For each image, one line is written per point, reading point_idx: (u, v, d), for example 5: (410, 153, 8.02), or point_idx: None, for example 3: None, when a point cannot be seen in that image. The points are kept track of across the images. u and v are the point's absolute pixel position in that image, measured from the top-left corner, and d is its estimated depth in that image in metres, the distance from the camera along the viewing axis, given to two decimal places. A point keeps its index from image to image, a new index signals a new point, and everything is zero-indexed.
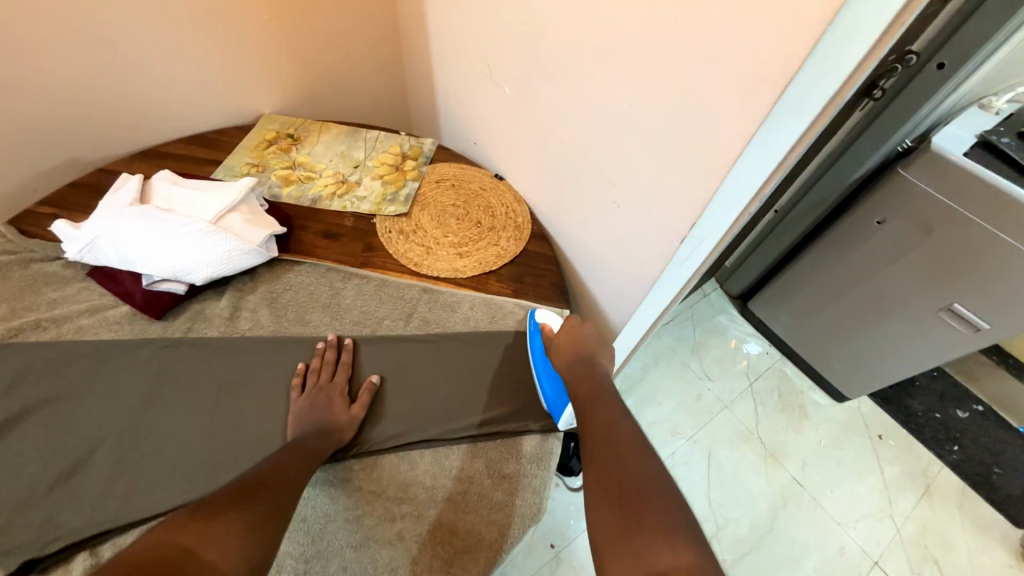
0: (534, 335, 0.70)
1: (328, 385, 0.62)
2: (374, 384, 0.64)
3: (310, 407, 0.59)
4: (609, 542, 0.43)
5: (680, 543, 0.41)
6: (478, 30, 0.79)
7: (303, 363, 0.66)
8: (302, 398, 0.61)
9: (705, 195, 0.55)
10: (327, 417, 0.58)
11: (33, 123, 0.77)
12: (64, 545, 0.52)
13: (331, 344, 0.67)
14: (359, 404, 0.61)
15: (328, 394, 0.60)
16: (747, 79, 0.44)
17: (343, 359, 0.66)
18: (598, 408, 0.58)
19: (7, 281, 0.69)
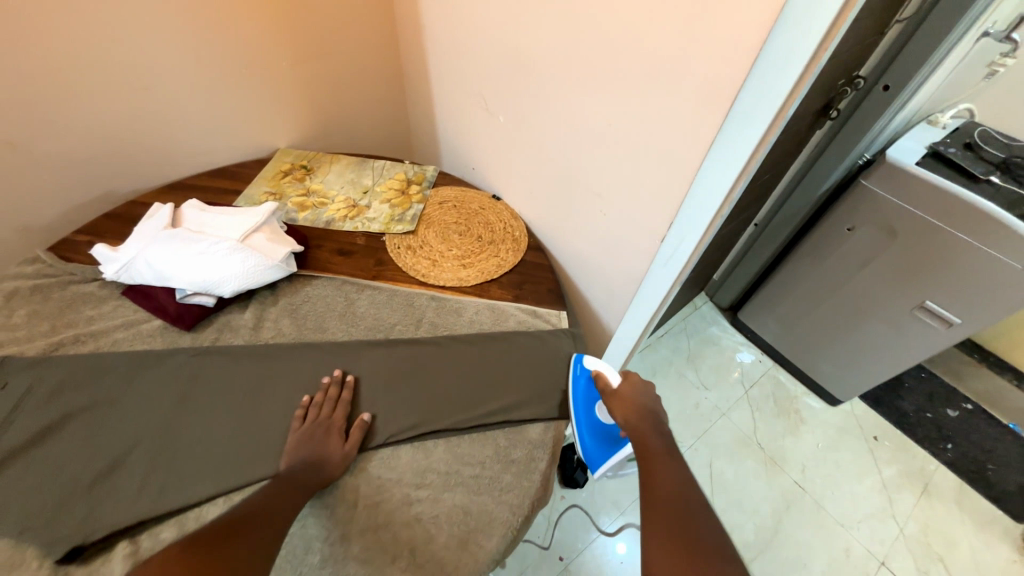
0: (582, 382, 0.72)
1: (326, 420, 0.63)
2: (364, 421, 0.64)
3: (307, 438, 0.61)
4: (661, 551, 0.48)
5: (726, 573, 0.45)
6: (475, 69, 0.90)
7: (308, 396, 0.67)
8: (301, 429, 0.62)
9: (679, 199, 0.63)
10: (321, 451, 0.60)
11: (75, 159, 0.87)
12: (106, 534, 0.53)
13: (335, 379, 0.68)
14: (351, 442, 0.62)
15: (326, 429, 0.62)
16: (704, 97, 0.54)
17: (344, 395, 0.66)
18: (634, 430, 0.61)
19: (49, 302, 0.75)
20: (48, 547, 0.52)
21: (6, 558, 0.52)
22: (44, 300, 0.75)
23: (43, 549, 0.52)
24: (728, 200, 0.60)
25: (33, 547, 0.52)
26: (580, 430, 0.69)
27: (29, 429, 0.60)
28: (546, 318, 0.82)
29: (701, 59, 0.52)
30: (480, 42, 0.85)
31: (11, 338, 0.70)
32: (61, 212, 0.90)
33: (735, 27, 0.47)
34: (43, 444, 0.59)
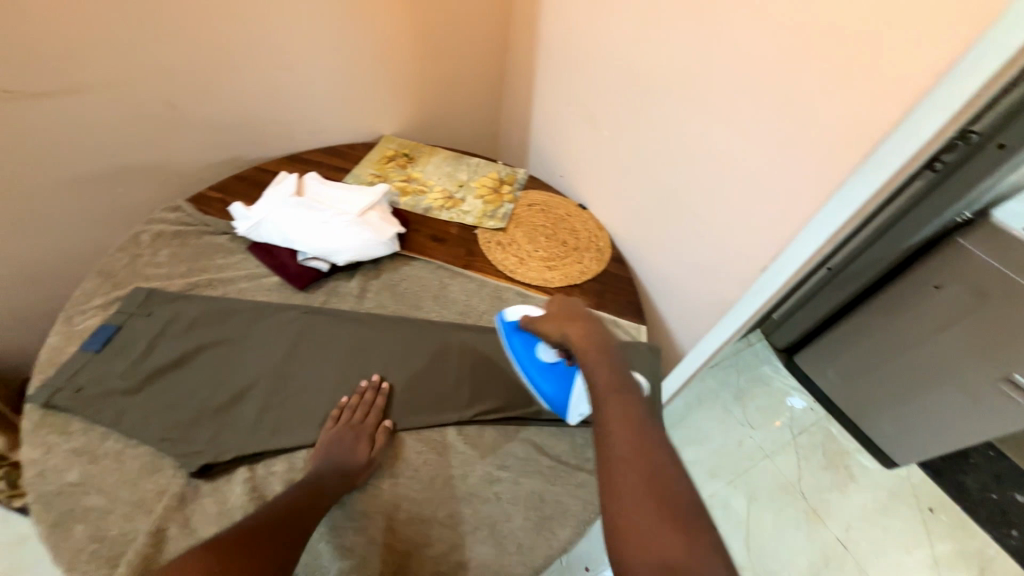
0: (511, 335, 0.71)
1: (358, 425, 0.64)
2: (390, 428, 0.65)
3: (337, 441, 0.61)
4: (637, 543, 0.42)
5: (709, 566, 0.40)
6: (586, 82, 0.94)
7: (344, 397, 0.68)
8: (333, 430, 0.63)
9: (789, 233, 0.65)
10: (348, 457, 0.60)
11: (218, 123, 0.97)
12: (231, 458, 0.60)
13: (372, 385, 0.69)
14: (376, 450, 0.62)
15: (357, 434, 0.62)
16: (840, 139, 0.55)
17: (378, 402, 0.67)
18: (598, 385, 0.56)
19: (187, 246, 0.84)
20: (187, 460, 0.59)
21: (147, 462, 0.60)
22: (182, 245, 0.84)
23: (178, 461, 0.59)
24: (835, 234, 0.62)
25: (170, 458, 0.60)
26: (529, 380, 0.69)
27: (169, 355, 0.68)
28: (625, 329, 0.85)
29: (845, 102, 0.54)
30: (598, 59, 0.89)
31: (155, 274, 0.79)
32: (196, 169, 1.01)
33: (890, 75, 0.48)
34: (179, 370, 0.67)
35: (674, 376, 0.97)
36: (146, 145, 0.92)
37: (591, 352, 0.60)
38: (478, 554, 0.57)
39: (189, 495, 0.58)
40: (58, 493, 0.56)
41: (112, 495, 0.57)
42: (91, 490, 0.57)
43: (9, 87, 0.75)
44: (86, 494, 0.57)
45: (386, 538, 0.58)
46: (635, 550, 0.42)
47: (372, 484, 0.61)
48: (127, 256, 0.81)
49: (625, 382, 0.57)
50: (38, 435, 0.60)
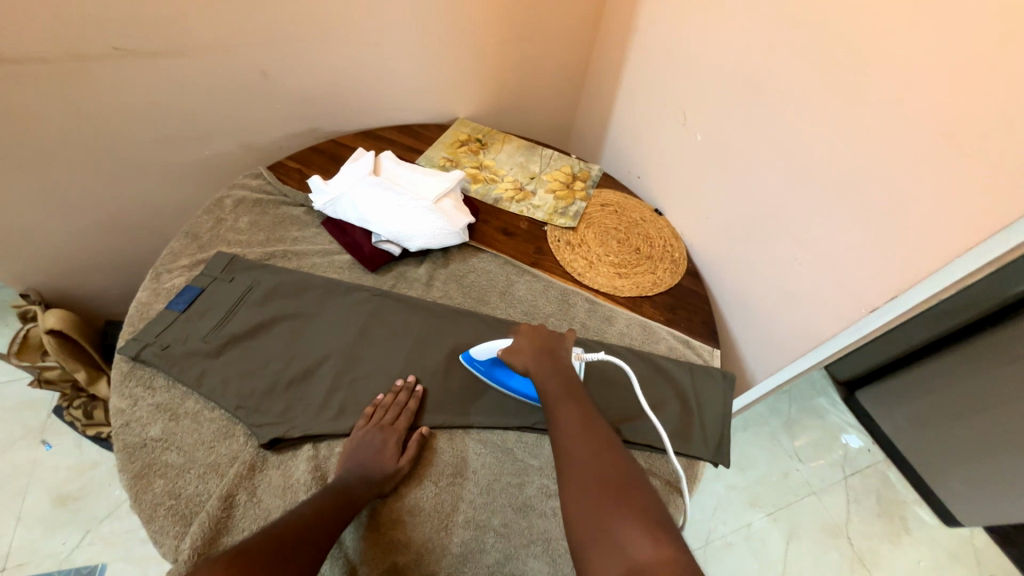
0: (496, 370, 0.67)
1: (389, 427, 0.62)
2: (423, 436, 0.63)
3: (366, 445, 0.60)
4: (592, 547, 0.44)
5: (660, 539, 0.42)
6: (683, 82, 0.87)
7: (378, 395, 0.66)
8: (364, 431, 0.61)
9: (915, 275, 0.58)
10: (377, 462, 0.58)
11: (303, 94, 0.98)
12: (299, 435, 0.61)
13: (406, 385, 0.67)
14: (407, 457, 0.60)
15: (385, 438, 0.60)
16: (1006, 179, 0.48)
17: (410, 405, 0.65)
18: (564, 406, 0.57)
19: (267, 215, 0.86)
20: (259, 430, 0.61)
21: (222, 426, 0.62)
22: (262, 213, 0.86)
23: (250, 430, 0.61)
24: (963, 280, 0.56)
25: (242, 425, 0.62)
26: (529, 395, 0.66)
27: (246, 323, 0.70)
28: (698, 351, 0.80)
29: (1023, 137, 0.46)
30: (700, 58, 0.83)
31: (236, 240, 0.81)
32: (277, 137, 1.02)
33: None
34: (254, 339, 0.69)
35: (741, 399, 0.93)
36: (236, 110, 0.94)
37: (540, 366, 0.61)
38: (532, 570, 0.56)
39: (258, 465, 0.60)
40: (142, 445, 0.59)
41: (189, 454, 0.59)
42: (170, 447, 0.59)
43: (123, 45, 0.78)
44: (166, 449, 0.59)
45: (440, 539, 0.57)
46: (591, 557, 0.43)
47: (430, 480, 0.61)
48: (212, 219, 0.83)
49: (576, 387, 0.59)
50: (127, 386, 0.63)
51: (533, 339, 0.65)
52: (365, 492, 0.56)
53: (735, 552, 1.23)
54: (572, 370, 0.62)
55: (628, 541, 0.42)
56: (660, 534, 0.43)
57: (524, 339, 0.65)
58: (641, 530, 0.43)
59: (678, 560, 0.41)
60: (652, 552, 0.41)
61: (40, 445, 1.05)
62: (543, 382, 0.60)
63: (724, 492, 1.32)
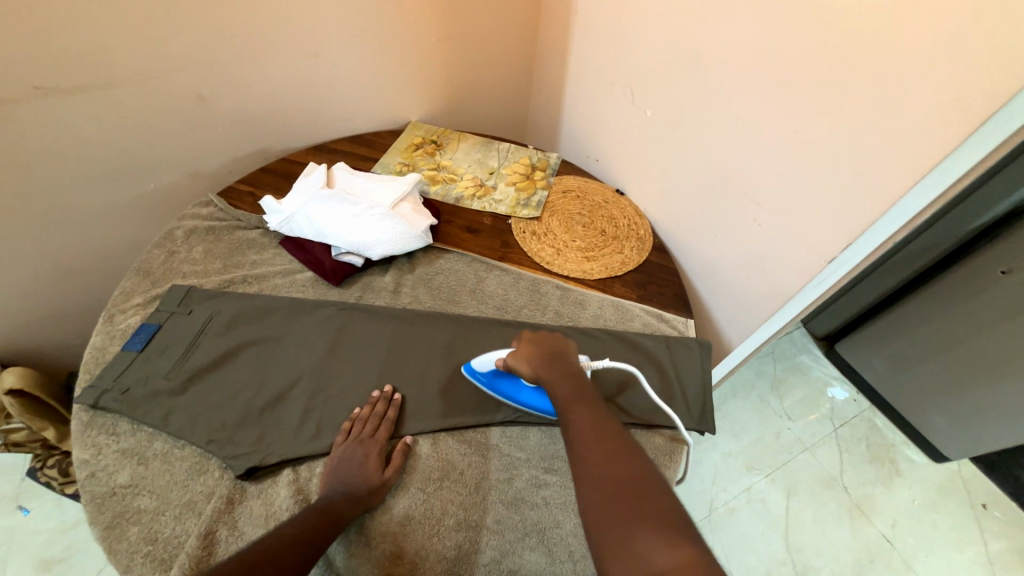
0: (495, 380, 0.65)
1: (369, 440, 0.60)
2: (406, 444, 0.62)
3: (347, 460, 0.58)
4: (610, 550, 0.40)
5: (681, 542, 0.39)
6: (627, 59, 0.88)
7: (355, 410, 0.65)
8: (343, 448, 0.60)
9: (869, 219, 0.59)
10: (360, 477, 0.57)
11: (246, 115, 0.96)
12: (277, 460, 0.60)
13: (384, 395, 0.66)
14: (392, 468, 0.59)
15: (366, 451, 0.59)
16: (939, 114, 0.50)
17: (389, 414, 0.64)
18: (578, 411, 0.53)
19: (221, 242, 0.83)
20: (233, 462, 0.59)
21: (195, 463, 0.59)
22: (216, 241, 0.83)
23: (225, 463, 0.59)
24: (911, 220, 0.58)
25: (216, 459, 0.60)
26: (532, 406, 0.64)
27: (210, 355, 0.67)
28: (672, 323, 0.80)
29: (948, 72, 0.48)
30: (640, 36, 0.84)
31: (191, 271, 0.78)
32: (225, 162, 1.00)
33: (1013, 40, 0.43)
34: (220, 369, 0.67)
35: (720, 367, 0.94)
36: (177, 138, 0.91)
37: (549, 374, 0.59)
38: (529, 562, 0.55)
39: (237, 497, 0.58)
40: (111, 494, 0.57)
41: (162, 496, 0.57)
42: (141, 492, 0.57)
43: (44, 83, 0.74)
44: (137, 495, 0.57)
45: (433, 545, 0.56)
46: (610, 561, 0.40)
47: (417, 487, 0.60)
48: (163, 254, 0.80)
49: (587, 391, 0.56)
50: (89, 436, 0.61)
51: (549, 348, 0.62)
52: (352, 509, 0.55)
53: (738, 517, 1.25)
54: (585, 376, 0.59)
55: (647, 543, 0.39)
56: (684, 538, 0.40)
57: (527, 344, 0.63)
58: (660, 531, 0.40)
59: (701, 560, 0.38)
60: (674, 554, 0.38)
61: (15, 510, 1.00)
62: (554, 386, 0.57)
63: (721, 460, 1.34)
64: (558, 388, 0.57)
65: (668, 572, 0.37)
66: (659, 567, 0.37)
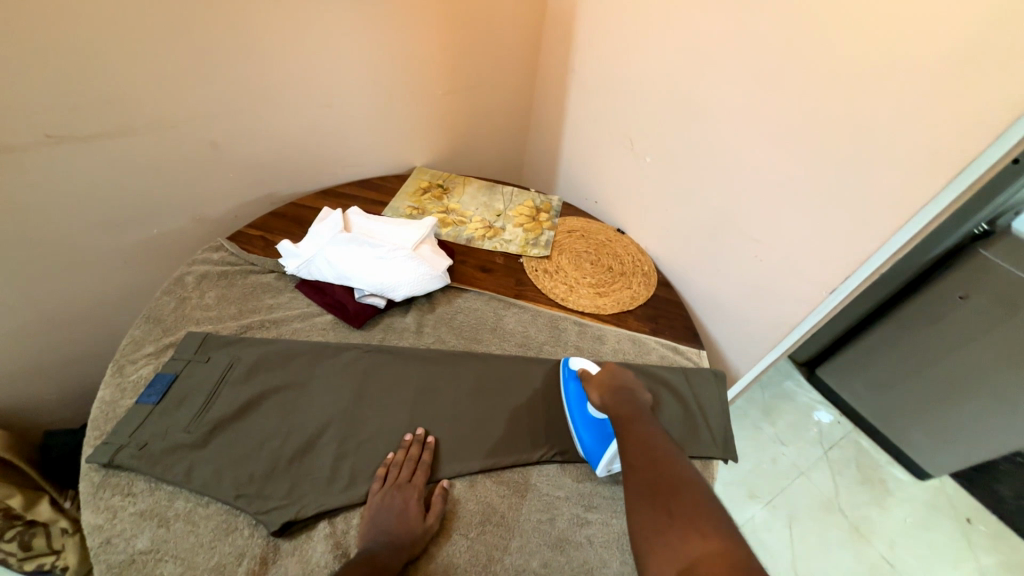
0: (570, 380, 0.73)
1: (408, 484, 0.59)
2: (444, 488, 0.61)
3: (389, 507, 0.57)
4: (647, 540, 0.47)
5: (711, 535, 0.45)
6: (624, 112, 0.96)
7: (389, 455, 0.63)
8: (382, 495, 0.58)
9: (864, 253, 0.65)
10: (402, 524, 0.55)
11: (256, 161, 0.97)
12: (312, 513, 0.57)
13: (416, 438, 0.65)
14: (433, 513, 0.58)
15: (406, 497, 0.58)
16: (921, 164, 0.57)
17: (424, 457, 0.63)
18: (631, 425, 0.61)
19: (235, 287, 0.82)
20: (266, 518, 0.56)
21: (222, 522, 0.56)
22: (229, 286, 0.82)
23: (255, 519, 0.56)
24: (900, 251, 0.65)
25: (246, 515, 0.56)
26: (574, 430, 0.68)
27: (232, 404, 0.65)
28: (686, 354, 0.84)
29: (925, 129, 0.55)
30: (635, 92, 0.92)
31: (204, 317, 0.76)
32: (231, 207, 1.00)
33: (979, 104, 0.51)
34: (245, 419, 0.64)
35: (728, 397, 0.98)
36: (186, 184, 0.91)
37: (604, 394, 0.67)
38: None
39: (270, 556, 0.54)
40: (130, 562, 0.52)
41: (188, 561, 0.53)
42: (164, 557, 0.53)
43: (57, 132, 0.73)
44: (160, 561, 0.53)
45: None
46: (648, 550, 0.47)
47: (459, 533, 0.58)
48: (174, 300, 0.78)
49: (638, 407, 0.64)
50: (102, 498, 0.56)
51: (603, 375, 0.69)
52: (397, 560, 0.53)
53: None
54: (638, 397, 0.66)
55: (681, 538, 0.46)
56: (715, 532, 0.45)
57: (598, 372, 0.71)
58: (692, 527, 0.46)
59: (729, 554, 0.43)
60: (704, 547, 0.44)
61: None
62: (607, 404, 0.65)
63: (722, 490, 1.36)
64: (616, 411, 0.63)
65: (700, 561, 0.43)
66: (692, 556, 0.44)
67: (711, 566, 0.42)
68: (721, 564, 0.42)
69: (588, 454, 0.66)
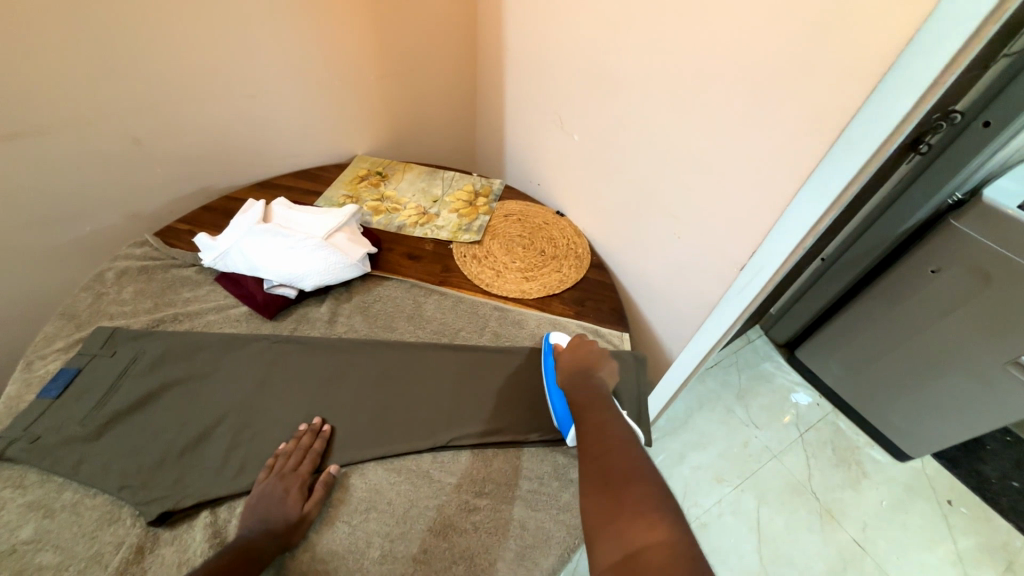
0: (546, 354, 0.74)
1: (291, 474, 0.59)
2: (330, 476, 0.60)
3: (268, 497, 0.56)
4: (596, 530, 0.45)
5: (659, 524, 0.42)
6: (555, 88, 0.93)
7: (281, 445, 0.63)
8: (265, 485, 0.58)
9: (767, 224, 0.61)
10: (278, 512, 0.55)
11: (185, 155, 0.97)
12: (194, 502, 0.58)
13: (310, 428, 0.65)
14: (313, 501, 0.58)
15: (287, 485, 0.57)
16: (812, 128, 0.52)
17: (315, 446, 0.63)
18: (592, 412, 0.59)
19: (154, 281, 0.82)
20: (145, 507, 0.56)
21: (106, 512, 0.57)
22: (149, 280, 0.82)
23: (137, 509, 0.57)
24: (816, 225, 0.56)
25: (129, 506, 0.57)
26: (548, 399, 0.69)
27: (130, 396, 0.66)
28: (608, 338, 0.82)
29: (810, 90, 0.51)
30: (562, 66, 0.88)
31: (119, 312, 0.77)
32: (165, 202, 1.00)
33: (853, 60, 0.46)
34: (142, 411, 0.65)
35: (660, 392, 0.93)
36: (113, 181, 0.91)
37: (573, 381, 0.66)
38: None
39: (149, 545, 0.55)
40: (10, 551, 0.53)
41: (67, 550, 0.54)
42: (45, 547, 0.54)
43: None
44: (39, 551, 0.54)
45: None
46: (595, 540, 0.44)
47: (341, 520, 0.58)
48: (91, 296, 0.79)
49: (602, 397, 0.62)
50: None
51: (567, 357, 0.70)
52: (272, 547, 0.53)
53: (709, 532, 1.23)
54: (598, 382, 0.65)
55: (627, 526, 0.43)
56: (663, 519, 0.43)
57: (566, 356, 0.71)
58: (640, 514, 0.43)
59: (674, 544, 0.40)
60: (649, 537, 0.41)
61: None
62: (571, 393, 0.64)
63: (690, 475, 1.33)
64: (572, 396, 0.63)
65: (646, 550, 0.40)
66: (637, 545, 0.41)
67: (656, 555, 0.39)
68: (666, 553, 0.39)
69: (560, 421, 0.67)
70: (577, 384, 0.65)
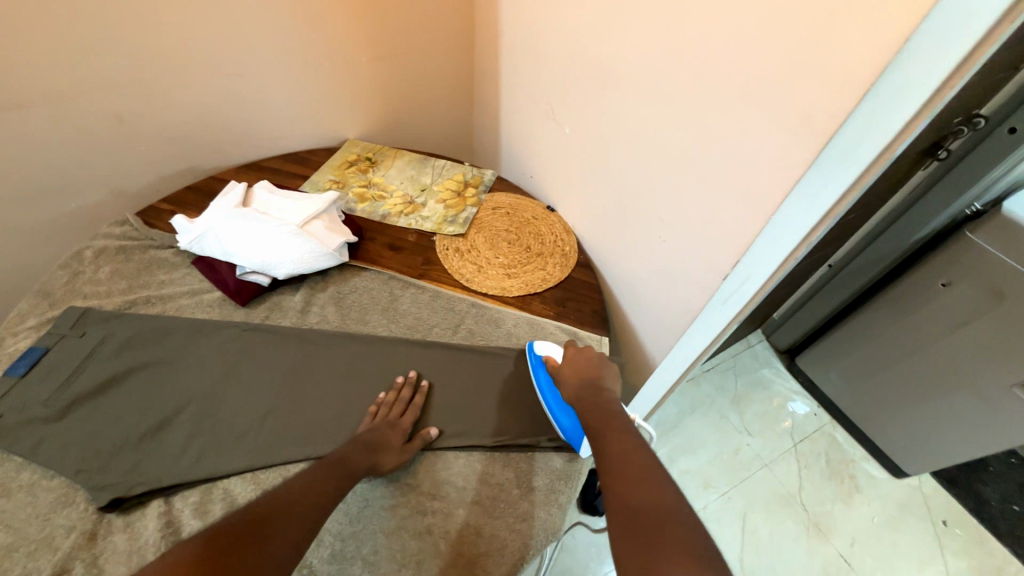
0: (538, 367, 0.70)
1: (396, 420, 0.64)
2: (431, 435, 0.65)
3: (376, 432, 0.61)
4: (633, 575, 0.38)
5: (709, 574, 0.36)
6: (548, 77, 0.88)
7: (381, 395, 0.68)
8: (372, 425, 0.63)
9: (754, 232, 0.58)
10: (387, 445, 0.61)
11: (170, 134, 0.95)
12: (147, 490, 0.57)
13: (409, 381, 0.70)
14: (415, 444, 0.63)
15: (394, 426, 0.63)
16: (803, 133, 0.48)
17: (417, 399, 0.68)
18: (614, 434, 0.54)
19: (130, 261, 0.81)
20: (99, 492, 0.56)
21: (61, 494, 0.57)
22: (125, 260, 0.81)
23: (91, 494, 0.57)
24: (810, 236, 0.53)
25: (84, 490, 0.57)
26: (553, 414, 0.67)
27: (94, 379, 0.65)
28: (587, 341, 0.79)
29: (801, 91, 0.47)
30: (557, 52, 0.83)
31: (93, 292, 0.77)
32: (151, 181, 0.99)
33: (850, 58, 0.41)
34: (106, 394, 0.65)
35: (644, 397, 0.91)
36: (97, 158, 0.90)
37: (585, 398, 0.61)
38: None
39: (100, 531, 0.55)
40: None
41: (19, 531, 0.54)
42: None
43: None
44: None
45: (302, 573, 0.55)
46: None
47: None
48: (67, 274, 0.78)
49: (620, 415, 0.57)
50: None
51: (570, 369, 0.66)
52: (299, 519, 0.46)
53: None
54: (610, 398, 0.61)
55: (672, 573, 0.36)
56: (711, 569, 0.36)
57: (567, 367, 0.66)
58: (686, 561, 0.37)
59: None
60: None
61: None
62: (585, 411, 0.59)
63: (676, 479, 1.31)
64: (586, 418, 0.58)
65: None
66: None
67: None
68: None
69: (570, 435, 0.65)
70: (590, 401, 0.60)
